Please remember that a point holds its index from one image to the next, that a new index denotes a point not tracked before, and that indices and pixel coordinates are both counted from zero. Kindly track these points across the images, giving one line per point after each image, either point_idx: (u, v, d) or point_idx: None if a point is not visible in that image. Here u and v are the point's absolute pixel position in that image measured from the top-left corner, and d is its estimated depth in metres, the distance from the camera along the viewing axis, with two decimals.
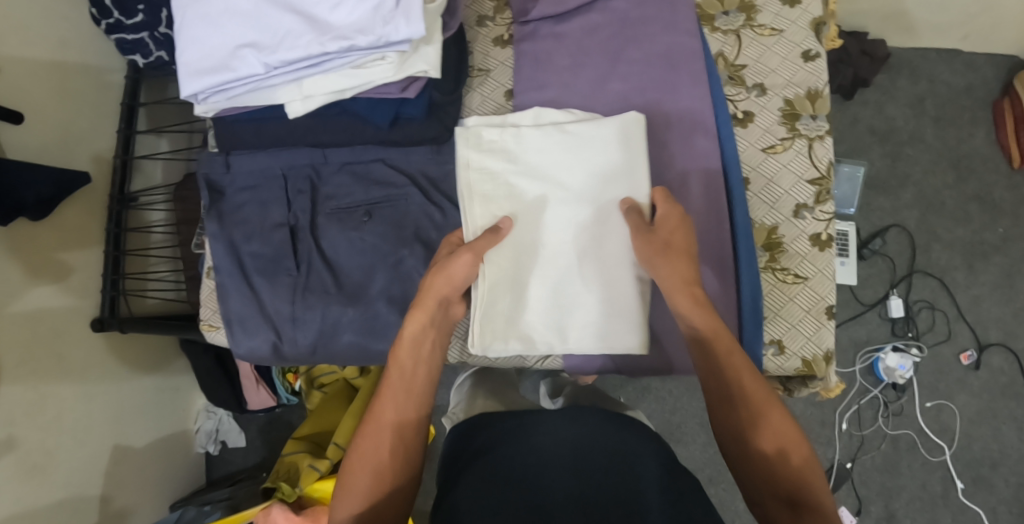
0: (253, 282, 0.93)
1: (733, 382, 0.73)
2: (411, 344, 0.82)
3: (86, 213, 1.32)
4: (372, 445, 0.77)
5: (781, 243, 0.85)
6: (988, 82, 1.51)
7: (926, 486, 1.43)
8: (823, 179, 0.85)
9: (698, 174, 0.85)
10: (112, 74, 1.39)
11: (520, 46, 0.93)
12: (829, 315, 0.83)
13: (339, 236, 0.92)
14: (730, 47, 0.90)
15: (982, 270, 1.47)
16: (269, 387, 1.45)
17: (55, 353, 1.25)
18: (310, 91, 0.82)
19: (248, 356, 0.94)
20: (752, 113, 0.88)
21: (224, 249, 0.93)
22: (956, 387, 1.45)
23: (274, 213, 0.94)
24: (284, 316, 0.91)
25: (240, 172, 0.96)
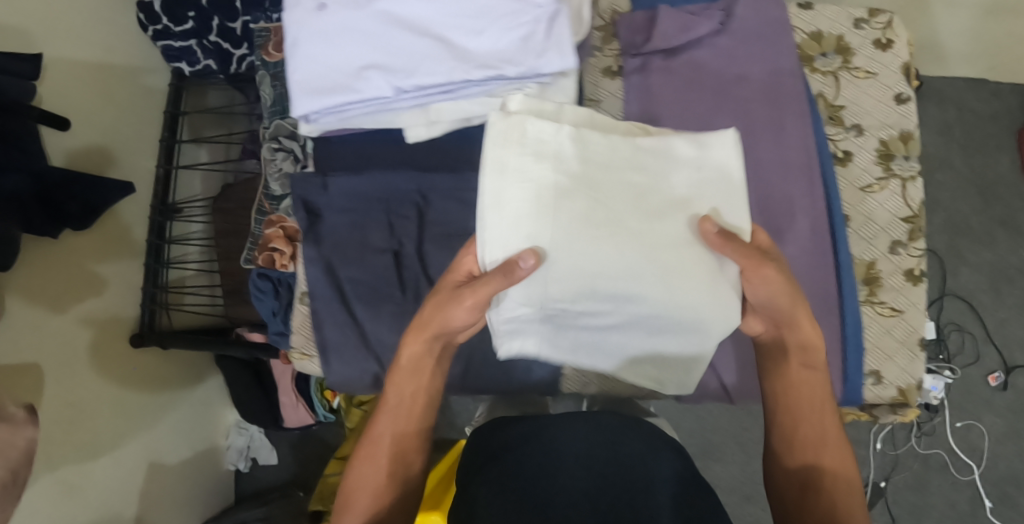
0: (353, 308, 0.91)
1: (782, 385, 0.79)
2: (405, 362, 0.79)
3: (127, 225, 1.29)
4: (373, 463, 0.77)
5: (879, 278, 0.88)
6: (1013, 111, 1.56)
7: (955, 505, 1.46)
8: (916, 217, 0.89)
9: (804, 212, 0.85)
10: (153, 80, 1.36)
11: (629, 78, 0.91)
12: (922, 346, 0.86)
13: (444, 259, 0.90)
14: (829, 88, 0.92)
15: (1008, 293, 1.51)
16: (308, 405, 1.43)
17: (92, 368, 1.22)
18: (436, 118, 0.84)
19: (341, 382, 0.91)
20: (850, 152, 0.91)
21: (322, 273, 0.90)
22: (983, 408, 1.49)
23: (373, 238, 0.91)
24: (388, 345, 0.90)
25: (339, 194, 0.91)
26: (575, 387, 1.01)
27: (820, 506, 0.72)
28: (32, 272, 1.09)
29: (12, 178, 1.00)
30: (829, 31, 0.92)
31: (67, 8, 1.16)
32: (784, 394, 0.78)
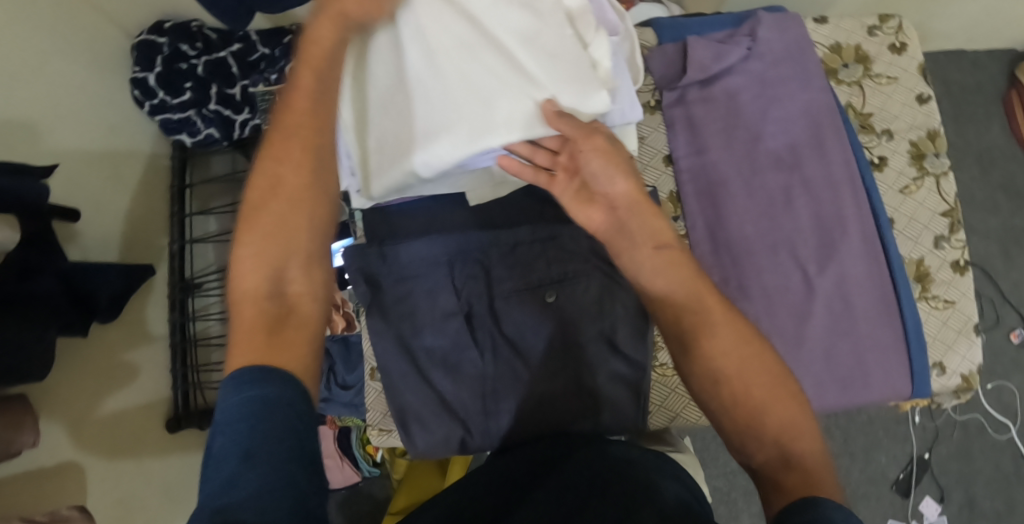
0: (430, 377, 0.80)
1: (687, 315, 0.66)
2: (321, 54, 0.67)
3: (148, 307, 1.28)
4: (269, 182, 0.64)
5: (929, 273, 0.92)
6: (995, 78, 1.62)
7: (999, 465, 1.50)
8: (953, 210, 0.93)
9: (855, 222, 0.89)
10: (156, 156, 1.35)
11: (669, 112, 0.94)
12: (976, 331, 0.91)
13: (524, 317, 0.80)
14: (856, 98, 0.95)
15: (1018, 254, 1.56)
16: (353, 463, 1.42)
17: (135, 457, 1.21)
18: (502, 178, 0.80)
19: (423, 455, 0.82)
20: (885, 157, 0.94)
21: (394, 346, 0.80)
22: (1012, 367, 1.53)
23: (441, 301, 0.80)
24: (474, 411, 0.80)
25: (401, 262, 0.79)
26: (663, 423, 0.91)
27: (800, 474, 0.58)
28: (63, 370, 1.08)
29: (43, 279, 1.00)
30: (847, 42, 0.96)
31: (74, 95, 1.15)
32: (708, 356, 0.64)
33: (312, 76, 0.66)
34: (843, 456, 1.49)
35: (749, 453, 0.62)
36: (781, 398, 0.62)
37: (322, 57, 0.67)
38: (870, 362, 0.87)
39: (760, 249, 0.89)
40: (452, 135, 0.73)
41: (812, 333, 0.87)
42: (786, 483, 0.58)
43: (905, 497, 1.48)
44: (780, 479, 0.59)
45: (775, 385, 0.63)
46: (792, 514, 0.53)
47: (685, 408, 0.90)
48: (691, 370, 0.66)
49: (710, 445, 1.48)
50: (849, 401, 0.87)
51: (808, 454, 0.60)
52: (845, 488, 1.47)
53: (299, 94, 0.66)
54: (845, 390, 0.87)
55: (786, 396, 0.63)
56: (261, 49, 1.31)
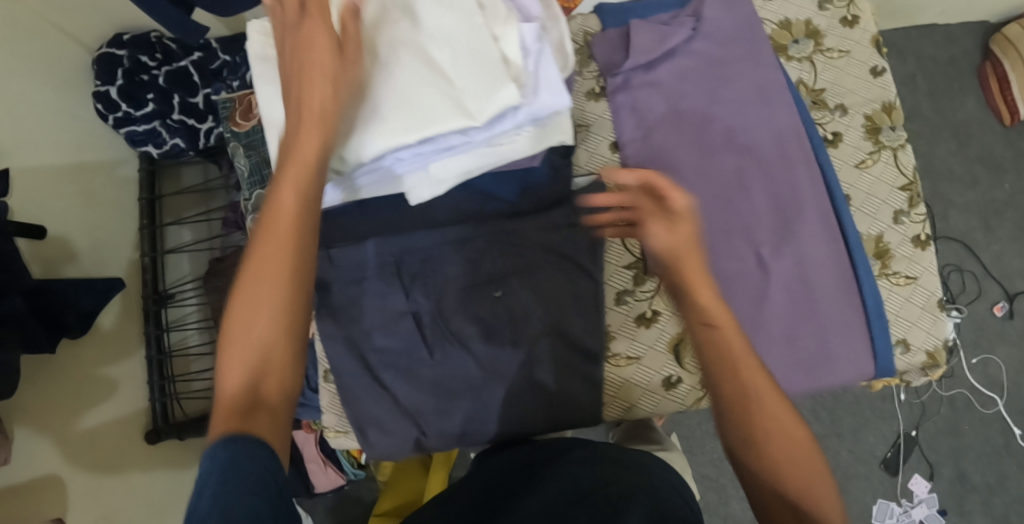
0: (382, 379, 0.80)
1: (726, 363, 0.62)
2: (307, 164, 0.60)
3: (122, 321, 1.25)
4: (250, 297, 0.57)
5: (888, 250, 0.90)
6: (968, 51, 1.61)
7: (988, 438, 1.49)
8: (912, 184, 0.92)
9: (808, 197, 0.88)
10: (122, 168, 1.32)
11: (615, 98, 0.92)
12: (941, 307, 0.89)
13: (474, 315, 0.80)
14: (807, 74, 0.95)
15: (998, 226, 1.56)
16: (336, 465, 1.39)
17: (117, 474, 1.19)
18: (441, 175, 0.75)
19: (384, 456, 0.81)
20: (840, 132, 0.93)
21: (346, 348, 0.79)
22: (997, 339, 1.52)
23: (390, 301, 0.80)
24: (428, 409, 0.79)
25: (349, 264, 0.80)
26: (619, 415, 0.89)
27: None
28: (33, 387, 1.06)
29: (11, 298, 0.99)
30: (796, 18, 0.95)
31: (39, 115, 1.14)
32: (748, 423, 0.61)
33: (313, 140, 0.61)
34: (830, 438, 1.47)
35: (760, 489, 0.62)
36: (810, 464, 0.61)
37: (309, 165, 0.61)
38: (835, 344, 0.86)
39: (715, 233, 0.87)
40: (377, 131, 0.69)
41: (776, 318, 0.86)
42: None
43: (893, 475, 1.47)
44: None
45: (805, 451, 0.61)
46: None
47: (642, 398, 0.89)
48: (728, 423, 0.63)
49: (694, 432, 1.47)
50: (817, 385, 0.86)
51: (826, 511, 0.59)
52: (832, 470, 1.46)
53: (279, 209, 0.58)
54: (812, 374, 0.86)
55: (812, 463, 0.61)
56: (222, 57, 1.31)
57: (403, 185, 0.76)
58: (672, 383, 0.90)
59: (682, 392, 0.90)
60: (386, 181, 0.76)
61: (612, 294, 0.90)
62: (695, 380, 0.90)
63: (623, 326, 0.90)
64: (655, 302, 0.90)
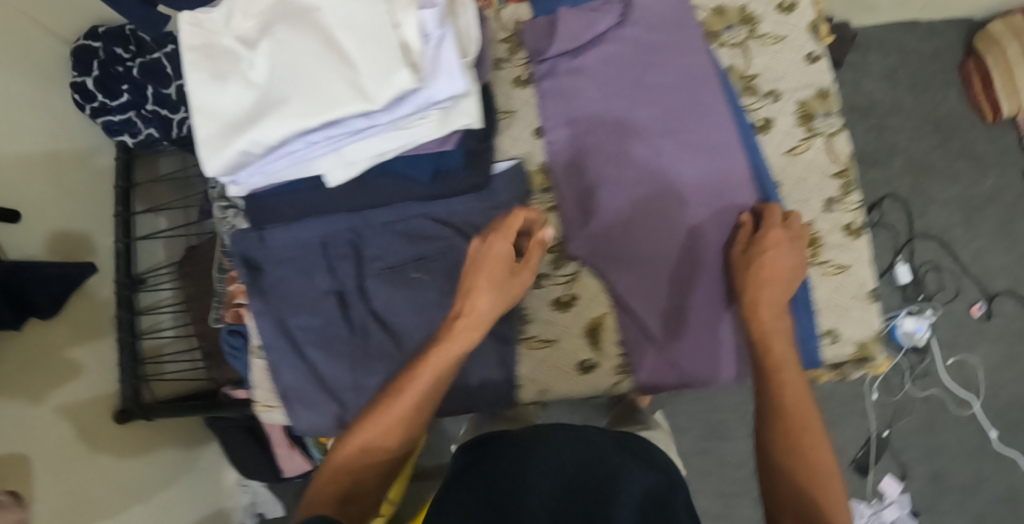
0: (306, 354, 0.81)
1: (771, 378, 0.80)
2: (446, 358, 0.75)
3: (91, 304, 1.26)
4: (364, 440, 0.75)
5: (818, 238, 0.92)
6: (952, 45, 1.58)
7: (965, 440, 1.46)
8: (847, 170, 0.93)
9: (734, 182, 0.91)
10: (94, 157, 1.31)
11: (543, 85, 0.95)
12: (872, 296, 0.92)
13: (397, 298, 0.80)
14: (739, 59, 0.96)
15: (980, 223, 1.52)
16: (303, 451, 1.40)
17: (83, 453, 1.19)
18: (352, 158, 0.73)
19: (308, 432, 0.83)
20: (770, 119, 0.95)
21: (272, 324, 0.81)
22: (975, 339, 1.49)
23: (317, 280, 0.81)
24: (346, 385, 0.80)
25: (278, 246, 0.82)
26: (535, 396, 0.93)
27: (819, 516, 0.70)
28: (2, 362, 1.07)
29: None
30: (730, 4, 0.96)
31: (21, 97, 1.16)
32: (775, 437, 0.77)
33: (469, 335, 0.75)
34: None
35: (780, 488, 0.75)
36: (821, 483, 0.73)
37: (450, 359, 0.75)
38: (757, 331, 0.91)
39: (640, 218, 0.91)
40: (280, 115, 0.68)
41: (694, 306, 0.91)
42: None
43: (863, 474, 1.45)
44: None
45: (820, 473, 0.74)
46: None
47: (557, 380, 0.93)
48: (763, 423, 0.79)
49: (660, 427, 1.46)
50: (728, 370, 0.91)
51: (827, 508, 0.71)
52: None
53: (413, 387, 0.75)
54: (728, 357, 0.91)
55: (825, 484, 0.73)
56: None
57: (317, 169, 0.74)
58: (588, 368, 0.93)
59: (599, 377, 0.93)
60: (302, 166, 0.74)
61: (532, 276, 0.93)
62: (612, 365, 0.93)
63: (541, 309, 0.93)
64: (572, 289, 0.93)
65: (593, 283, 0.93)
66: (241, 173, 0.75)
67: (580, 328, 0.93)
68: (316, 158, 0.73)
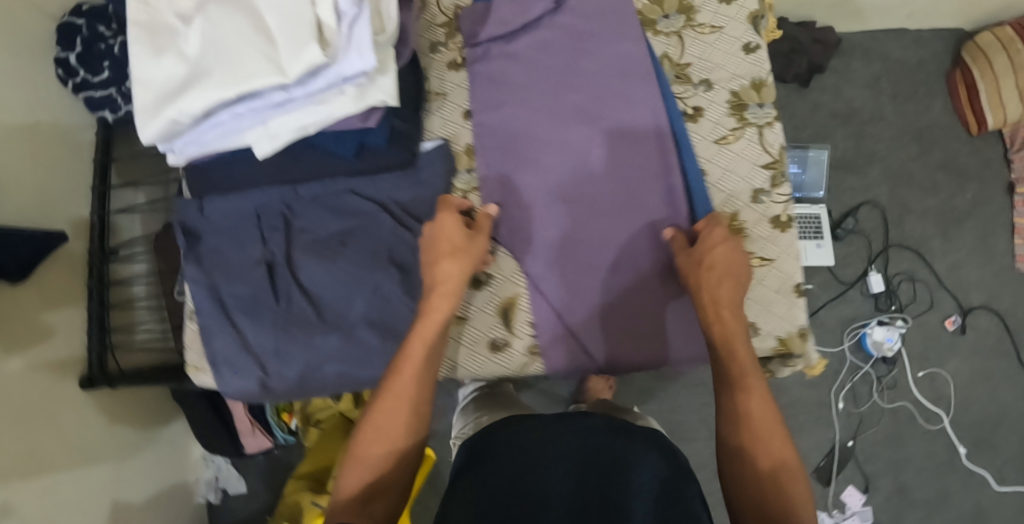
0: (236, 321, 0.83)
1: (736, 385, 0.77)
2: (436, 322, 0.77)
3: (66, 273, 1.25)
4: (387, 420, 0.73)
5: (743, 228, 0.92)
6: (938, 55, 1.56)
7: (932, 455, 1.44)
8: (777, 162, 0.93)
9: (658, 170, 0.91)
10: (76, 132, 1.29)
11: (473, 68, 0.96)
12: (798, 292, 0.90)
13: (318, 270, 0.82)
14: (673, 48, 0.97)
15: (957, 236, 1.50)
16: (265, 429, 1.43)
17: (50, 417, 1.18)
18: (277, 131, 0.76)
19: (234, 397, 0.84)
20: (701, 107, 0.95)
21: (204, 290, 0.83)
22: (947, 353, 1.47)
23: (249, 250, 0.84)
24: (271, 352, 0.82)
25: (216, 215, 0.84)
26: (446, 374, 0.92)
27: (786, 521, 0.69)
28: None
29: None
30: None
31: (11, 61, 1.15)
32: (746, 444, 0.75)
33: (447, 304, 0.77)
34: None
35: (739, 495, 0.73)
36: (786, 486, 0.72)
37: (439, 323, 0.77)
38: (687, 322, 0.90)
39: (562, 203, 0.92)
40: (202, 86, 0.71)
41: (622, 296, 0.90)
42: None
43: (825, 485, 1.43)
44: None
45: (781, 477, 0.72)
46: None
47: (466, 358, 0.92)
48: (723, 425, 0.77)
49: None
50: (660, 360, 0.91)
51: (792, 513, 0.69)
52: None
53: (409, 360, 0.76)
54: (656, 347, 0.90)
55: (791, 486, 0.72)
56: None
57: (245, 140, 0.78)
58: (500, 346, 0.92)
59: (510, 356, 0.92)
60: (230, 137, 0.78)
61: None
62: (524, 345, 0.92)
63: None
64: (487, 267, 0.93)
65: (509, 262, 0.93)
66: (176, 142, 0.78)
67: (495, 308, 0.93)
68: (244, 129, 0.77)
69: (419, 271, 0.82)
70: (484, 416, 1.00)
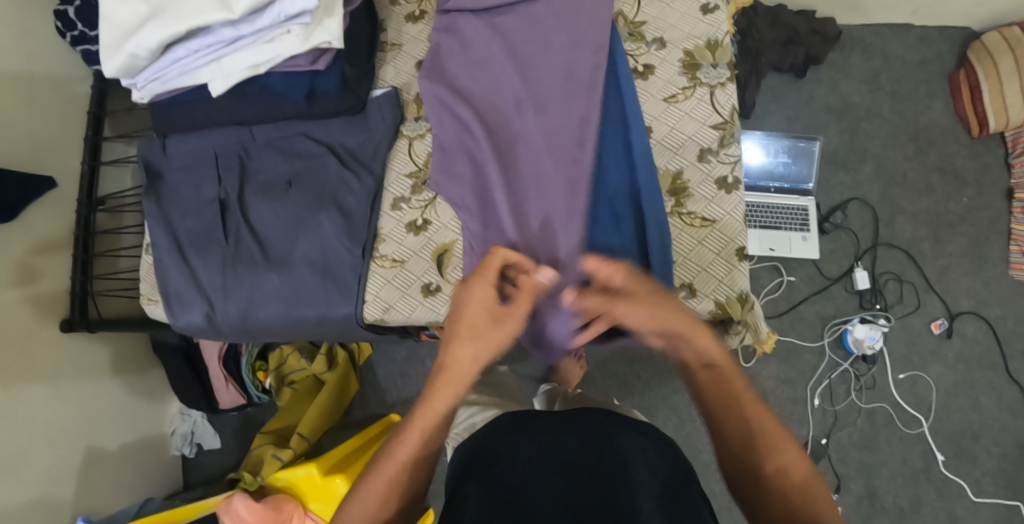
0: (187, 255, 0.96)
1: (733, 414, 0.72)
2: (438, 413, 0.75)
3: (56, 219, 1.27)
4: (370, 500, 0.73)
5: (686, 187, 0.93)
6: (943, 55, 1.52)
7: (907, 460, 1.40)
8: (726, 124, 0.93)
9: (566, 181, 0.88)
10: (74, 85, 1.32)
11: (436, 36, 0.98)
12: (739, 256, 0.90)
13: (265, 208, 0.95)
14: (629, 7, 0.99)
15: (949, 240, 1.47)
16: (240, 386, 1.46)
17: (29, 357, 1.20)
18: (229, 70, 0.85)
19: (185, 329, 0.97)
20: (652, 65, 0.96)
21: (160, 226, 0.97)
22: (930, 358, 1.43)
23: (206, 190, 0.98)
24: (215, 286, 0.94)
25: (176, 153, 1.00)
26: (377, 315, 0.92)
27: None
28: None
29: None
30: None
31: (10, 6, 1.19)
32: (758, 461, 0.70)
33: (452, 393, 0.75)
34: None
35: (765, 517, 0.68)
36: (807, 497, 0.67)
37: (442, 413, 0.75)
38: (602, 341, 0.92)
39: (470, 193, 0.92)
40: (158, 21, 0.79)
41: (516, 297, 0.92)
42: None
43: None
44: None
45: (802, 487, 0.68)
46: None
47: (399, 300, 0.92)
48: (724, 449, 0.72)
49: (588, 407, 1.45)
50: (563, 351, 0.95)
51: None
52: None
53: (405, 446, 0.74)
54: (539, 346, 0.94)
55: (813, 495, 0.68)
56: None
57: (201, 79, 0.86)
58: (432, 291, 0.92)
59: (441, 301, 0.92)
60: (187, 75, 0.86)
61: (391, 199, 0.95)
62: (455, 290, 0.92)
63: (393, 231, 0.94)
64: (426, 212, 0.94)
65: (447, 211, 0.94)
66: (138, 78, 0.87)
67: (429, 254, 0.93)
68: (199, 68, 0.85)
69: (357, 216, 0.94)
70: (478, 418, 1.05)
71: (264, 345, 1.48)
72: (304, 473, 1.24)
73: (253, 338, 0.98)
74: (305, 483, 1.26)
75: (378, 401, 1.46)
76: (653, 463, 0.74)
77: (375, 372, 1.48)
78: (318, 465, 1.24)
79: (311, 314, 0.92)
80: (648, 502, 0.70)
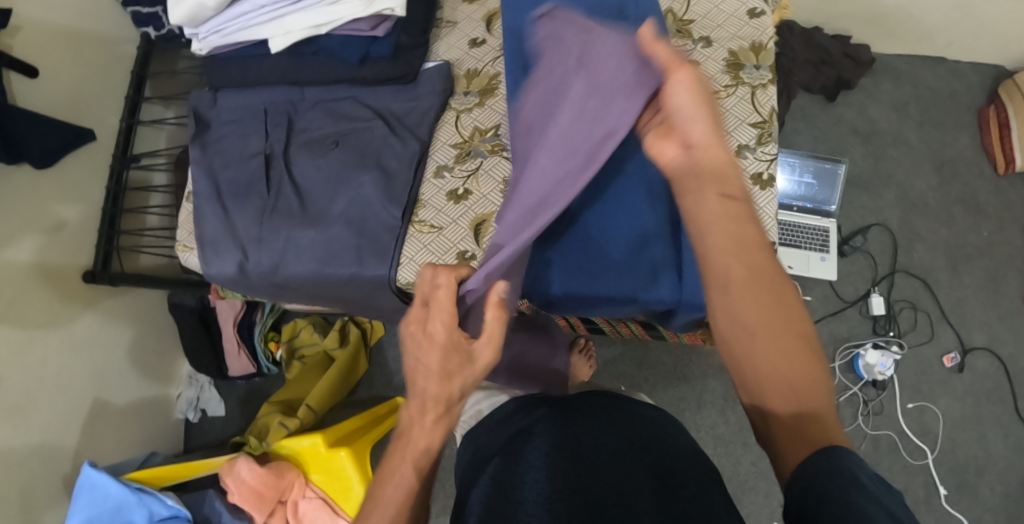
0: (226, 204, 0.98)
1: (740, 256, 0.61)
2: (427, 454, 0.64)
3: (88, 169, 1.29)
4: None
5: None
6: (974, 89, 1.53)
7: (909, 491, 1.39)
8: (765, 123, 0.95)
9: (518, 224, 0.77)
10: (121, 43, 1.35)
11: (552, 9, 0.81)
12: None
13: (308, 164, 0.98)
14: (679, 5, 1.02)
15: (967, 272, 1.47)
16: (251, 354, 1.46)
17: (50, 304, 1.22)
18: (290, 27, 0.92)
19: (216, 278, 0.99)
20: (697, 62, 0.98)
21: (203, 173, 1.00)
22: (939, 389, 1.43)
23: (252, 143, 1.01)
24: (251, 236, 0.96)
25: (226, 106, 1.04)
26: (411, 279, 0.93)
27: (818, 415, 0.57)
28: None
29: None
30: None
31: None
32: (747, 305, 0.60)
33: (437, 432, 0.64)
34: (735, 445, 1.39)
35: (765, 408, 0.59)
36: (800, 348, 0.59)
37: (432, 453, 0.65)
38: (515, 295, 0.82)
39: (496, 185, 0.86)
40: None
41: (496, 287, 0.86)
42: (794, 432, 0.57)
43: None
44: (791, 424, 0.57)
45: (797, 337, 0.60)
46: (809, 476, 0.52)
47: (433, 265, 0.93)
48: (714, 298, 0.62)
49: None
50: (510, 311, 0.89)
51: (821, 401, 0.58)
52: (730, 480, 1.38)
53: (397, 487, 0.63)
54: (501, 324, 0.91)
55: (806, 347, 0.60)
56: None
57: (262, 34, 0.93)
58: (467, 259, 0.93)
59: None
60: (250, 30, 0.93)
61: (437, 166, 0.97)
62: None
63: (434, 198, 0.96)
64: (468, 182, 0.96)
65: (488, 183, 0.95)
66: (203, 28, 0.95)
67: (466, 222, 0.94)
68: (262, 24, 0.93)
69: (398, 178, 0.96)
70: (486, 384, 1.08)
71: (278, 317, 1.50)
72: (309, 443, 1.26)
73: (281, 292, 1.00)
74: (309, 453, 1.27)
75: (385, 381, 1.46)
76: (651, 441, 0.73)
77: (386, 353, 1.48)
78: (324, 435, 1.25)
79: (344, 272, 0.93)
80: (644, 482, 0.67)
